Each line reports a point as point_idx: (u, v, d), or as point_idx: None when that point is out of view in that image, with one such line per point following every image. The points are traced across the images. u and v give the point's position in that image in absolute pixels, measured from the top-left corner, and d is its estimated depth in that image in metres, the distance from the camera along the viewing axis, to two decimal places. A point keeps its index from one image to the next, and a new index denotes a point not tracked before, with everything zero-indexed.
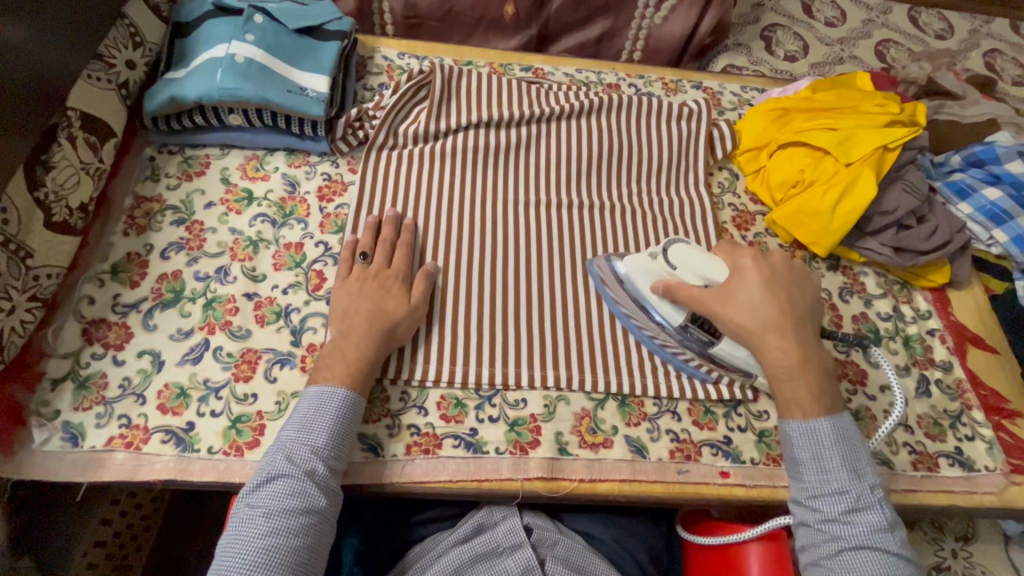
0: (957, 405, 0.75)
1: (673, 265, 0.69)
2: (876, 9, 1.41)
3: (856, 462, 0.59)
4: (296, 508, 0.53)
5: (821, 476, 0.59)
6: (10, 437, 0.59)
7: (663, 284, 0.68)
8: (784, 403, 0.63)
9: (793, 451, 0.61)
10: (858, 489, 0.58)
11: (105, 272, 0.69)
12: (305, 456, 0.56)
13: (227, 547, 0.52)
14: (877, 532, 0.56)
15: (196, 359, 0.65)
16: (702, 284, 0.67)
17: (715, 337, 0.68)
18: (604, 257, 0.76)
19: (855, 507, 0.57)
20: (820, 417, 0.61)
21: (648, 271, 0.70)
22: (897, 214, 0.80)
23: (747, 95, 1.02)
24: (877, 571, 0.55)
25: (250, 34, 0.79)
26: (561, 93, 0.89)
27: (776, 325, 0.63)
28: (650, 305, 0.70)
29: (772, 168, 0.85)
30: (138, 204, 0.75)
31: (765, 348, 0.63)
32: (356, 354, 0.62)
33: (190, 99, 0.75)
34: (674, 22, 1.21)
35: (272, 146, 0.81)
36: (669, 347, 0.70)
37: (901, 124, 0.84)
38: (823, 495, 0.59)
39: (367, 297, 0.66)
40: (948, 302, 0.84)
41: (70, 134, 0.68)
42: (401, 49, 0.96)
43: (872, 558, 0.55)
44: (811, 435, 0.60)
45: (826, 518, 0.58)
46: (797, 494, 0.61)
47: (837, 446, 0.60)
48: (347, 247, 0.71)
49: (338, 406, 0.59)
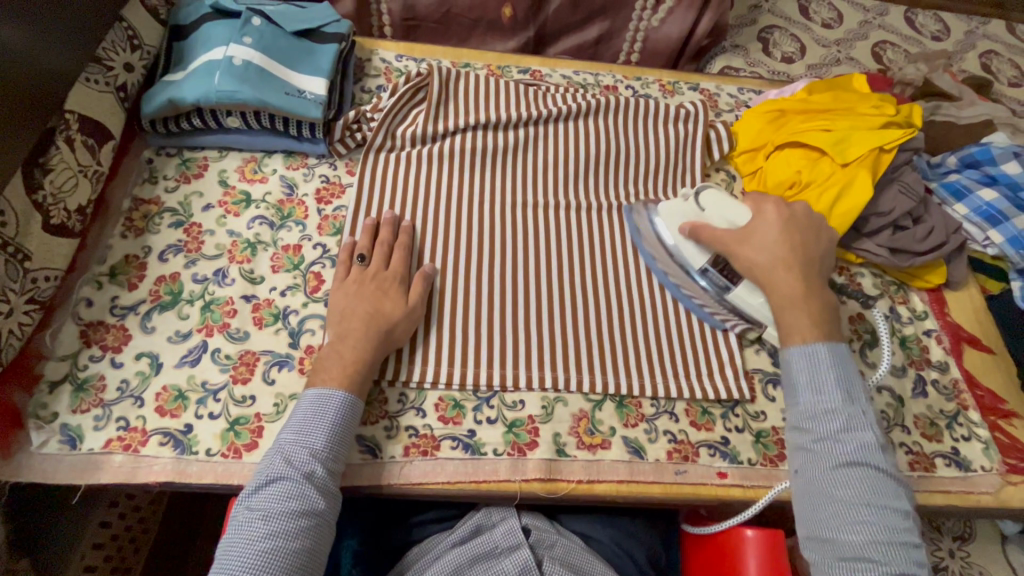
0: (954, 404, 0.75)
1: (703, 208, 0.77)
2: (872, 10, 1.42)
3: (851, 384, 0.60)
4: (295, 510, 0.53)
5: (815, 398, 0.60)
6: (7, 440, 0.59)
7: (690, 223, 0.75)
8: (785, 331, 0.65)
9: (790, 373, 0.62)
10: (851, 410, 0.59)
11: (103, 275, 0.69)
12: (304, 459, 0.56)
13: (226, 551, 0.52)
14: (869, 449, 0.57)
15: (194, 361, 0.65)
16: (726, 225, 0.74)
17: (732, 283, 0.73)
18: (642, 205, 0.82)
19: (848, 427, 0.58)
20: (819, 343, 0.62)
21: (680, 211, 0.78)
22: (894, 215, 0.80)
23: (744, 97, 1.02)
24: (867, 489, 0.55)
25: (247, 37, 0.79)
26: (558, 95, 0.89)
27: (786, 264, 0.67)
28: (676, 245, 0.77)
29: (769, 169, 0.86)
30: (136, 207, 0.75)
31: (773, 284, 0.67)
32: (354, 355, 0.62)
33: (188, 101, 0.75)
34: (671, 24, 1.21)
35: (270, 148, 0.81)
36: (683, 288, 0.76)
37: (897, 125, 0.84)
38: (818, 415, 0.59)
39: (365, 298, 0.66)
40: (944, 301, 0.84)
41: (68, 137, 0.68)
42: (399, 51, 0.96)
43: (863, 477, 0.56)
44: (808, 356, 0.62)
45: (819, 438, 0.59)
46: (793, 419, 0.61)
47: (833, 367, 0.61)
48: (345, 249, 0.71)
49: (336, 408, 0.59)
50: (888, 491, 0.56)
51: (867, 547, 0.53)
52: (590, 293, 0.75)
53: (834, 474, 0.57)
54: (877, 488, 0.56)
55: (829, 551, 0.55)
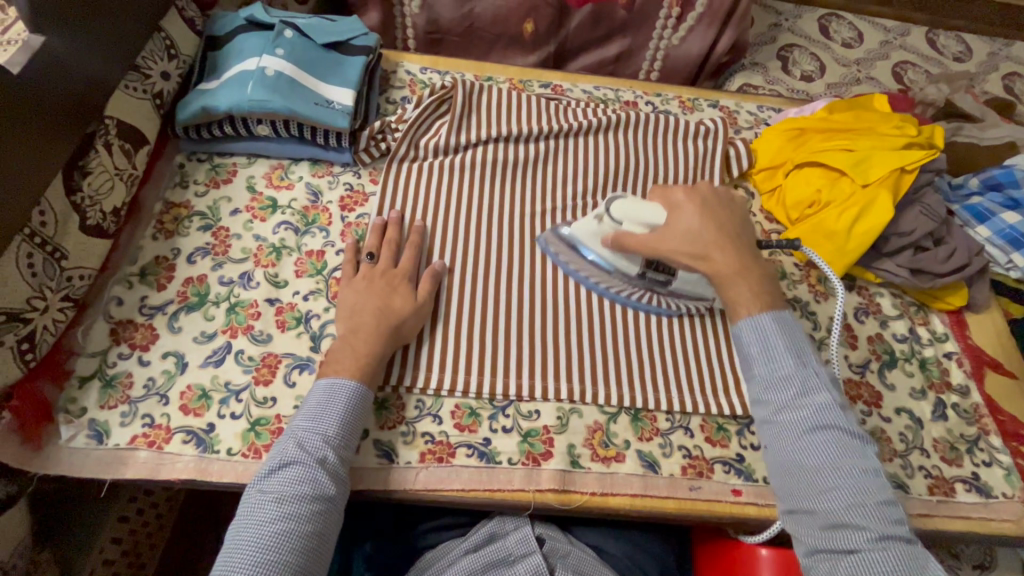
0: (975, 429, 0.74)
1: (618, 221, 0.72)
2: (894, 30, 1.43)
3: (800, 348, 0.61)
4: (307, 494, 0.54)
5: (769, 367, 0.61)
6: (39, 431, 0.61)
7: (611, 238, 0.71)
8: (732, 308, 0.65)
9: (743, 348, 0.63)
10: (804, 374, 0.59)
11: (134, 275, 0.71)
12: (317, 445, 0.57)
13: (237, 533, 0.52)
14: (829, 410, 0.57)
15: (218, 361, 0.66)
16: (648, 229, 0.70)
17: (670, 276, 0.72)
18: (552, 231, 0.79)
19: (803, 391, 0.58)
20: (763, 313, 0.63)
21: (595, 233, 0.74)
22: (914, 236, 0.80)
23: (763, 115, 1.02)
24: (835, 453, 0.55)
25: (281, 48, 0.82)
26: (579, 109, 0.90)
27: (719, 241, 0.66)
28: (605, 261, 0.74)
29: (789, 187, 0.86)
30: (167, 210, 0.77)
31: (712, 265, 0.66)
32: (366, 348, 0.63)
33: (221, 109, 0.77)
34: (692, 42, 1.22)
35: (297, 156, 0.83)
36: (636, 298, 0.75)
37: (918, 146, 0.84)
38: (774, 384, 0.60)
39: (374, 295, 0.68)
40: (965, 324, 0.83)
41: (107, 142, 0.70)
42: (424, 64, 0.99)
43: (830, 439, 0.56)
44: (757, 329, 0.62)
45: (778, 408, 0.59)
46: (754, 392, 0.62)
47: (783, 334, 0.61)
48: (353, 249, 0.73)
49: (347, 395, 0.60)
50: (859, 452, 0.55)
51: (843, 511, 0.53)
52: (607, 304, 0.76)
53: (803, 442, 0.56)
54: (843, 450, 0.55)
55: (810, 524, 0.54)
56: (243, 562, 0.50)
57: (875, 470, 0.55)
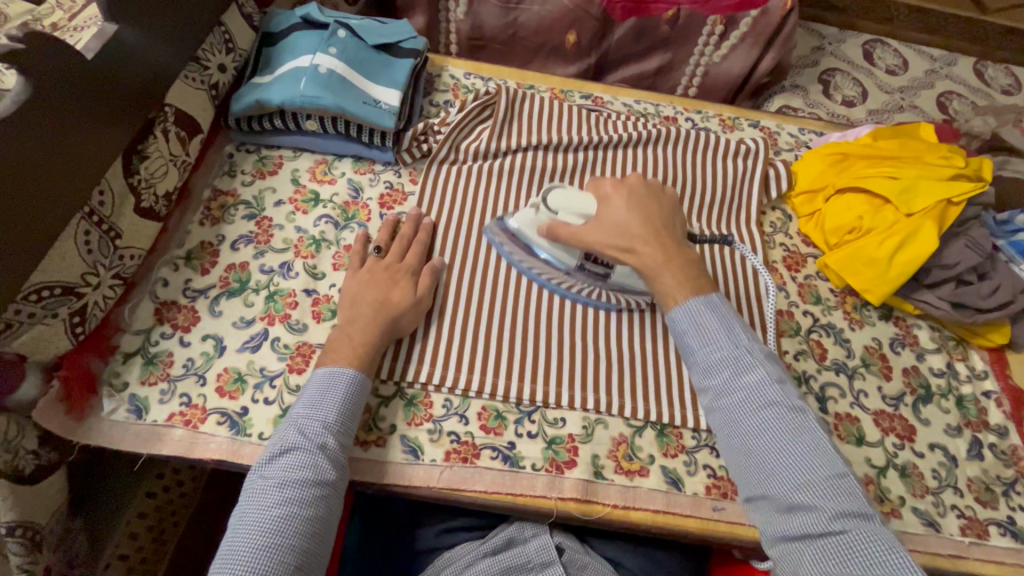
0: (1012, 472, 0.72)
1: (554, 211, 0.71)
2: (940, 59, 1.40)
3: (733, 327, 0.63)
4: (308, 478, 0.55)
5: (707, 352, 0.63)
6: (83, 404, 0.63)
7: (546, 227, 0.71)
8: (662, 297, 0.67)
9: (680, 335, 0.65)
10: (737, 354, 0.61)
11: (180, 258, 0.74)
12: (317, 431, 0.58)
13: (242, 516, 0.54)
14: (764, 387, 0.59)
15: (255, 347, 0.68)
16: (582, 220, 0.69)
17: (608, 269, 0.71)
18: (496, 222, 0.78)
19: (737, 371, 0.61)
20: (696, 299, 0.65)
21: (531, 222, 0.73)
22: (958, 269, 0.78)
23: (804, 137, 1.01)
24: (775, 432, 0.57)
25: (333, 47, 0.84)
26: (619, 122, 0.91)
27: (661, 268, 0.66)
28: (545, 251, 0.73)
29: (829, 212, 0.85)
30: (215, 197, 0.80)
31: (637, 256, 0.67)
32: (361, 338, 0.64)
33: (274, 103, 0.79)
34: (733, 60, 1.22)
35: (340, 152, 0.85)
36: (573, 288, 0.75)
37: (966, 178, 0.82)
38: (710, 367, 0.62)
39: (375, 286, 0.69)
40: (1006, 363, 0.81)
41: (164, 128, 0.73)
42: (468, 69, 1.00)
43: (772, 418, 0.57)
44: (691, 315, 0.64)
45: (717, 393, 0.61)
46: (696, 374, 0.64)
47: (717, 317, 0.64)
48: (362, 240, 0.75)
49: (345, 385, 0.61)
50: (800, 428, 0.56)
51: (796, 492, 0.54)
52: (636, 332, 0.74)
53: (747, 423, 0.58)
54: (784, 427, 0.57)
55: (768, 508, 0.56)
56: (245, 546, 0.51)
57: (821, 444, 0.56)
